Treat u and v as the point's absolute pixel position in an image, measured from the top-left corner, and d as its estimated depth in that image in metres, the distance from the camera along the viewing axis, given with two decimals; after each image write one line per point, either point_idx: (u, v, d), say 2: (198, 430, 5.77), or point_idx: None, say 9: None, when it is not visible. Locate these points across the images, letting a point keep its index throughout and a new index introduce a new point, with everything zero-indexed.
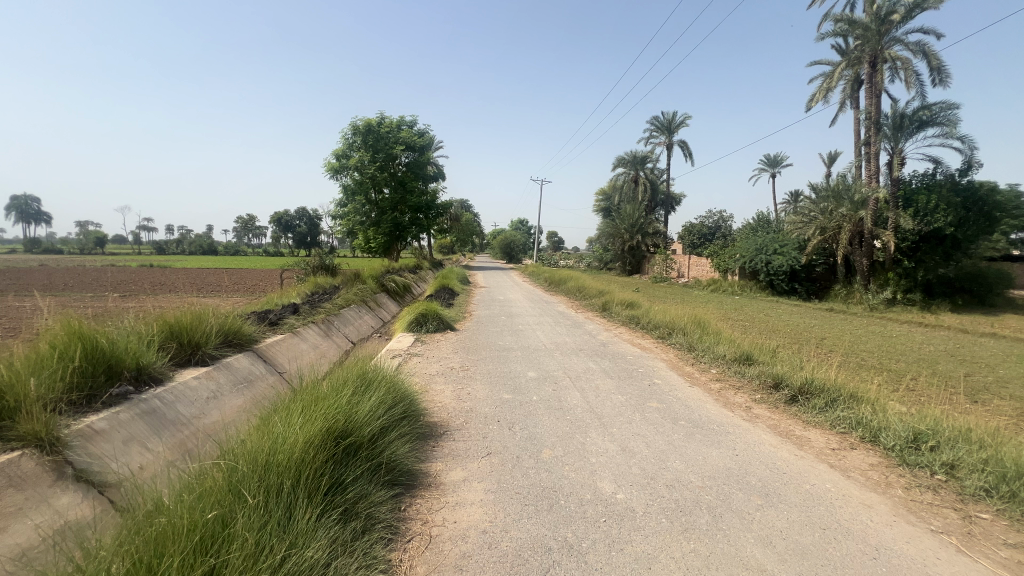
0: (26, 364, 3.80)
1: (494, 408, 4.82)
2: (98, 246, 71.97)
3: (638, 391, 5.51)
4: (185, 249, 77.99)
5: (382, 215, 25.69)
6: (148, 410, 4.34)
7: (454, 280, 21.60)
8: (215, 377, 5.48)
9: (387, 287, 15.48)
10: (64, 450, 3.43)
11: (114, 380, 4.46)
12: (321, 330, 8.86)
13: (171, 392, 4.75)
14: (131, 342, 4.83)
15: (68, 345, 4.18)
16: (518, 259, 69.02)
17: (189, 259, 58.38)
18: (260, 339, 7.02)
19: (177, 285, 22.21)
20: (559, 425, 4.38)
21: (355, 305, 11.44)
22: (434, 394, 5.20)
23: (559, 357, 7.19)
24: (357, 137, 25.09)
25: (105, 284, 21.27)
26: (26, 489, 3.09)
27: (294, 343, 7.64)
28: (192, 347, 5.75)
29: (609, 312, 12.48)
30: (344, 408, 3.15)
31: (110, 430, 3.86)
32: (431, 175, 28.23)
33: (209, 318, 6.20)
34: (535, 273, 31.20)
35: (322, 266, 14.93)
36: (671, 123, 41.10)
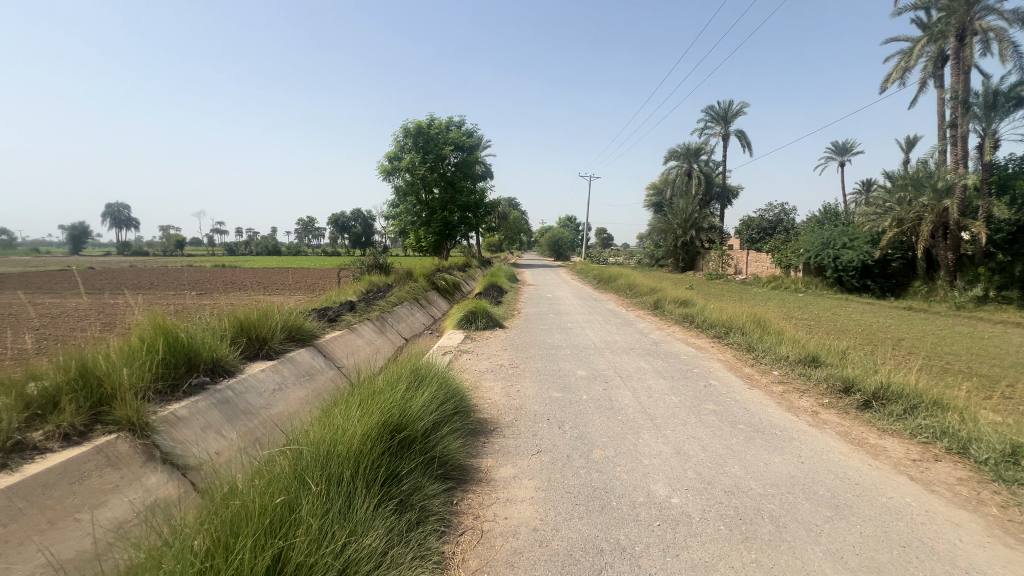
0: (120, 356, 4.22)
1: (543, 406, 4.81)
2: (177, 249, 78.69)
3: (693, 392, 5.31)
4: (253, 250, 83.51)
5: (432, 215, 26.31)
6: (222, 400, 4.70)
7: (503, 278, 21.75)
8: (280, 370, 5.82)
9: (438, 285, 15.83)
10: (152, 435, 3.81)
11: (193, 371, 4.86)
12: (376, 327, 9.20)
13: (241, 383, 5.11)
14: (207, 337, 5.25)
15: (154, 338, 4.61)
16: (567, 257, 68.57)
17: (256, 260, 62.80)
18: (321, 335, 7.40)
19: (246, 284, 23.83)
20: (610, 425, 4.30)
21: (407, 303, 11.79)
22: (484, 391, 5.27)
23: (609, 356, 7.07)
24: (408, 139, 25.82)
25: (184, 284, 23.20)
26: (121, 468, 3.48)
27: (351, 339, 7.99)
28: (260, 342, 6.16)
29: (662, 310, 12.13)
30: (399, 403, 3.24)
31: (189, 417, 4.22)
32: (479, 174, 28.55)
33: (274, 315, 6.61)
34: (584, 271, 30.82)
35: (376, 265, 15.49)
36: (728, 112, 39.27)
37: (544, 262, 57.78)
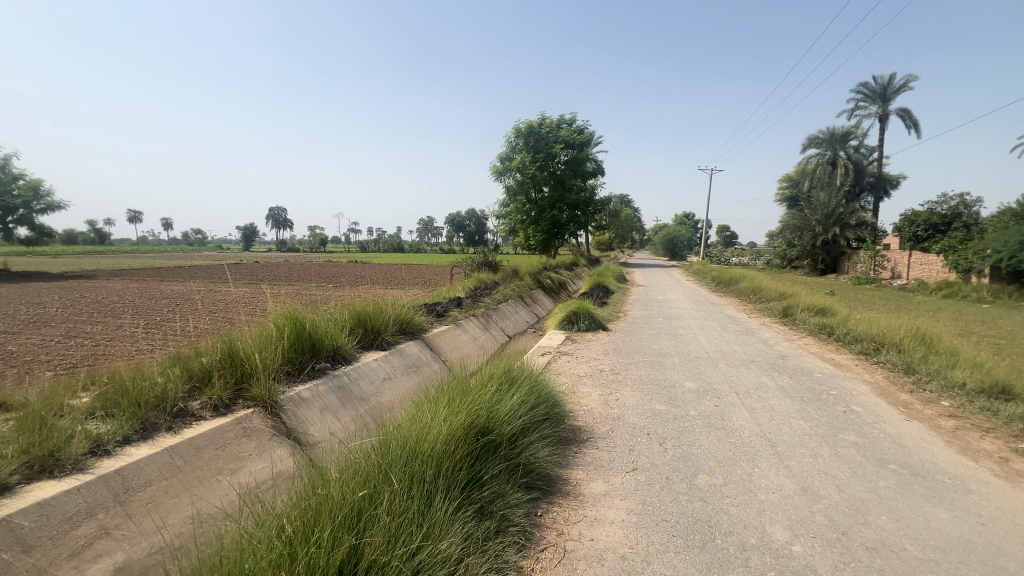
0: (259, 341, 4.86)
1: (643, 419, 4.46)
2: (321, 245, 90.14)
3: (828, 418, 4.51)
4: (382, 247, 92.35)
5: (541, 213, 26.43)
6: (339, 385, 5.15)
7: (611, 278, 21.02)
8: (391, 361, 6.23)
9: (543, 284, 15.85)
10: (280, 413, 4.32)
11: (317, 357, 5.42)
12: (481, 323, 9.45)
13: (357, 371, 5.57)
14: (330, 327, 5.82)
15: (286, 326, 5.23)
16: (683, 256, 64.46)
17: (382, 256, 69.33)
18: (429, 329, 7.80)
19: (373, 278, 26.34)
20: (720, 448, 3.81)
21: (512, 301, 11.96)
22: (581, 397, 5.06)
23: (724, 368, 6.36)
24: (520, 139, 26.24)
25: (323, 277, 26.43)
26: (255, 440, 3.99)
27: (457, 334, 8.31)
28: (375, 333, 6.67)
29: (792, 319, 10.70)
30: (486, 404, 3.20)
31: (312, 398, 4.71)
32: (590, 171, 27.97)
33: (389, 308, 7.13)
34: (701, 272, 28.61)
35: (485, 263, 15.99)
36: (888, 88, 33.46)
37: (657, 262, 55.03)
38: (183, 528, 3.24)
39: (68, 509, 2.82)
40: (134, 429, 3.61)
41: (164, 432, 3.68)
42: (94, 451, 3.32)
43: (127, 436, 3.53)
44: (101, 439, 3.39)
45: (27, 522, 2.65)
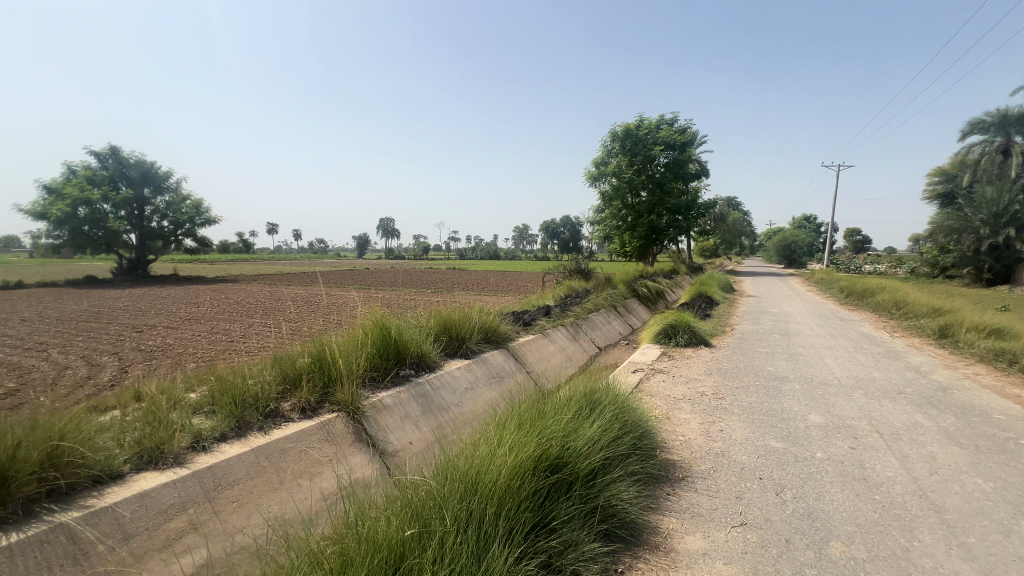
0: (347, 346, 4.96)
1: (755, 458, 3.74)
2: (423, 253, 96.19)
3: (1021, 480, 3.40)
4: (479, 255, 95.98)
5: (638, 218, 25.19)
6: (420, 393, 5.09)
7: (716, 287, 19.25)
8: (474, 370, 6.08)
9: (639, 293, 14.96)
10: (362, 419, 4.29)
11: (402, 364, 5.45)
12: (569, 333, 9.04)
13: (439, 379, 5.48)
14: (415, 334, 5.84)
15: (373, 332, 5.32)
16: (803, 263, 57.67)
17: (479, 263, 71.71)
18: (514, 338, 7.56)
19: (468, 285, 27.11)
20: (861, 507, 3.01)
21: (604, 310, 11.35)
22: (677, 425, 4.43)
23: (860, 399, 5.25)
24: (616, 143, 25.37)
25: (423, 283, 27.83)
26: (335, 445, 3.97)
27: (544, 345, 7.97)
28: (460, 340, 6.60)
29: (952, 340, 8.75)
30: (561, 433, 2.84)
31: (393, 406, 4.68)
32: (693, 173, 26.06)
33: (474, 316, 7.03)
34: (825, 281, 25.16)
35: (577, 270, 15.53)
36: None
37: (771, 270, 49.86)
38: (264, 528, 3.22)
39: (163, 501, 2.87)
40: (231, 427, 3.74)
41: (254, 432, 3.76)
42: (194, 446, 3.43)
43: (224, 434, 3.65)
44: (200, 435, 3.52)
45: (127, 512, 2.73)
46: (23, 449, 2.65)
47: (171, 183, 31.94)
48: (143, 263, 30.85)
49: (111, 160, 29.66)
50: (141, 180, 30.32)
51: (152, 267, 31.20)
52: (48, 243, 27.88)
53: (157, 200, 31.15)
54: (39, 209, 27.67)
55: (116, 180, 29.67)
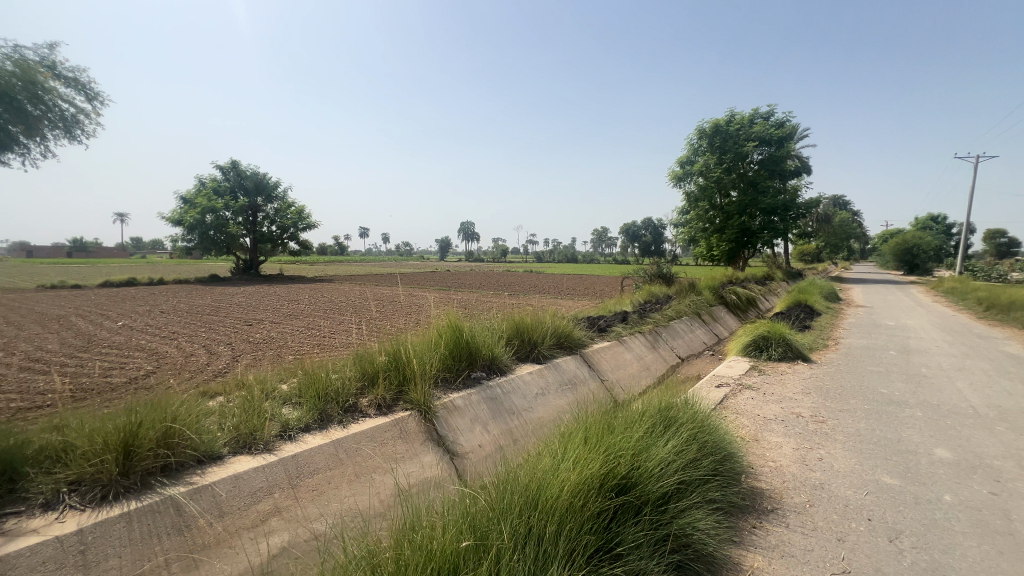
0: (421, 347, 5.11)
1: (863, 495, 3.24)
2: (501, 256, 98.40)
3: None
4: (556, 257, 96.03)
5: (727, 220, 23.53)
6: (491, 396, 5.09)
7: (818, 295, 17.37)
8: (545, 375, 5.97)
9: (726, 299, 13.93)
10: (433, 419, 4.36)
11: (473, 366, 5.50)
12: (648, 341, 8.61)
13: (510, 383, 5.45)
14: (487, 337, 5.88)
15: (445, 335, 5.44)
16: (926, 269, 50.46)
17: (556, 266, 71.77)
18: (589, 344, 7.34)
19: (545, 289, 27.07)
20: (1006, 568, 2.47)
21: (686, 318, 10.70)
22: (767, 449, 3.99)
23: (1005, 434, 4.38)
24: (703, 141, 23.95)
25: (500, 286, 28.29)
26: (408, 443, 4.03)
27: (620, 352, 7.65)
28: (532, 345, 6.54)
29: None
30: (628, 452, 2.69)
31: (464, 407, 4.71)
32: (792, 169, 23.80)
33: (547, 320, 6.95)
34: (957, 291, 21.71)
35: (658, 274, 14.85)
36: None
37: (886, 276, 44.16)
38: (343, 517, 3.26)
39: (255, 484, 3.02)
40: (314, 419, 3.98)
41: (334, 426, 3.97)
42: (281, 435, 3.68)
43: (308, 425, 3.89)
44: (288, 424, 3.77)
45: (223, 491, 2.87)
46: (143, 427, 2.93)
47: (280, 191, 35.49)
48: (255, 263, 34.65)
49: (232, 173, 33.76)
50: (255, 190, 34.02)
51: (262, 267, 34.93)
52: (182, 245, 32.36)
53: (268, 207, 34.74)
54: (176, 217, 32.20)
55: (236, 191, 33.68)
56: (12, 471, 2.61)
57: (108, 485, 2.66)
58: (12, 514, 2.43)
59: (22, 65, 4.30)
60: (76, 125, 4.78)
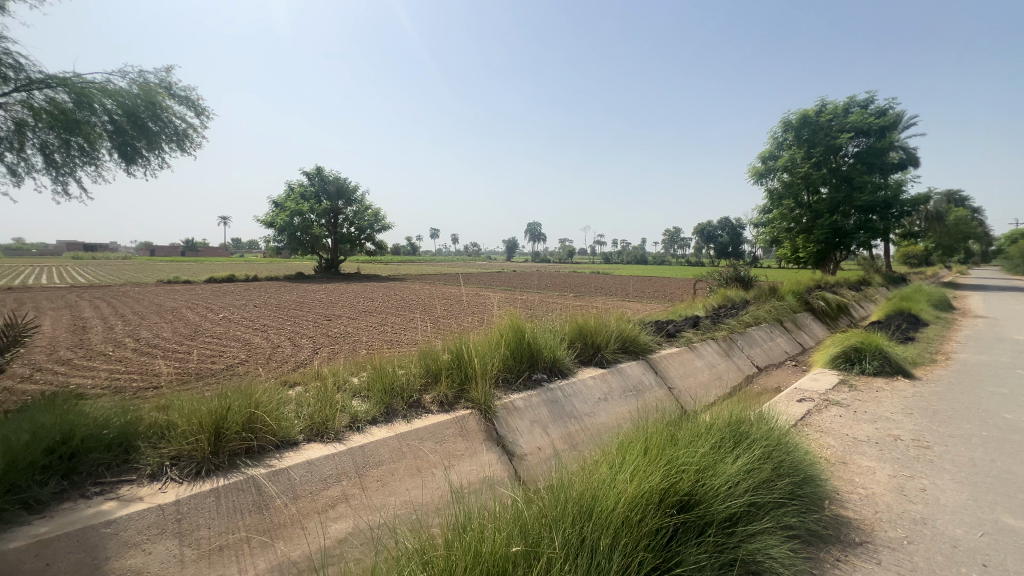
0: (483, 347, 5.18)
1: (976, 536, 2.81)
2: (568, 257, 97.76)
3: None
4: (624, 259, 93.62)
5: (815, 219, 21.55)
6: (551, 399, 5.03)
7: (925, 303, 15.43)
8: (609, 380, 5.81)
9: (812, 306, 12.79)
10: (493, 419, 4.39)
11: (534, 367, 5.48)
12: (721, 349, 8.11)
13: (571, 387, 5.35)
14: (549, 340, 5.83)
15: (507, 336, 5.48)
16: None
17: (625, 267, 69.94)
18: (655, 350, 7.04)
19: (612, 291, 26.49)
20: None
21: (765, 325, 9.95)
22: (856, 474, 3.59)
23: None
24: (789, 134, 22.14)
25: (565, 287, 28.05)
26: (468, 441, 4.09)
27: (689, 359, 7.27)
28: (595, 348, 6.40)
29: None
30: (690, 468, 2.57)
31: (524, 409, 4.70)
32: (896, 162, 21.23)
33: (611, 324, 6.76)
34: None
35: (735, 278, 13.96)
36: None
37: (1015, 283, 38.18)
38: (405, 508, 3.36)
39: (326, 470, 3.20)
40: (380, 413, 4.16)
41: (398, 419, 4.13)
42: (351, 426, 3.88)
43: (375, 417, 4.08)
44: (357, 416, 3.97)
45: (297, 475, 3.05)
46: (231, 412, 3.22)
47: (358, 195, 37.68)
48: (336, 263, 37.13)
49: (317, 179, 36.45)
50: (336, 194, 36.40)
51: (342, 266, 37.31)
52: (274, 246, 35.44)
53: (348, 210, 37.03)
54: (269, 219, 35.29)
55: (320, 195, 36.31)
56: (127, 444, 2.96)
57: (201, 462, 2.95)
58: (125, 481, 2.74)
59: (145, 87, 4.88)
60: (187, 138, 5.36)
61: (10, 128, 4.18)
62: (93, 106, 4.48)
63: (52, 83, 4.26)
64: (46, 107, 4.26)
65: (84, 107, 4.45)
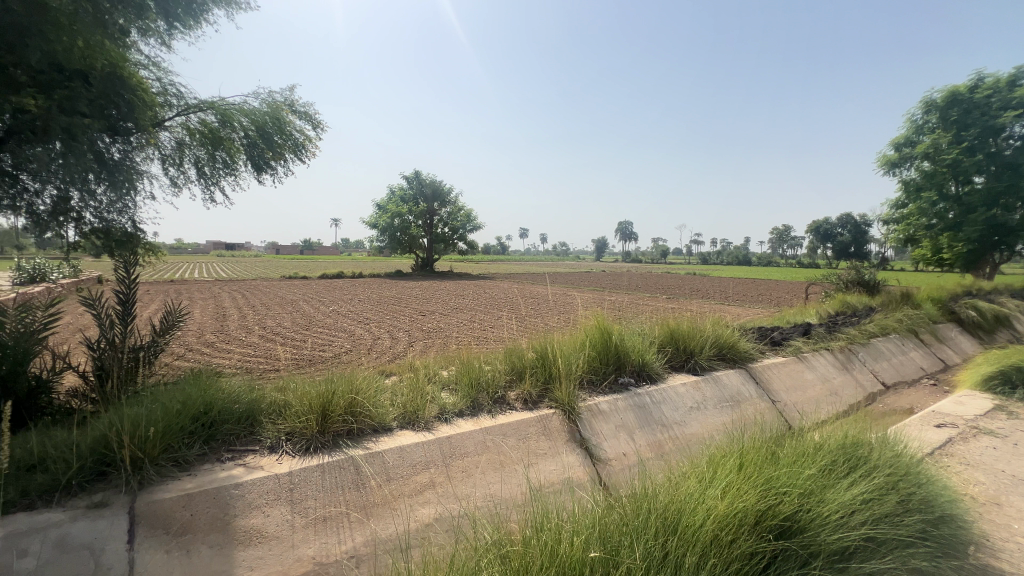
0: (568, 348, 5.15)
1: None
2: (662, 256, 93.77)
3: None
4: (725, 259, 87.42)
5: (966, 216, 17.48)
6: (638, 404, 4.83)
7: None
8: (702, 388, 5.44)
9: (960, 316, 10.86)
10: (577, 420, 4.33)
11: (621, 371, 5.31)
12: (837, 361, 7.22)
13: (661, 393, 5.09)
14: (638, 343, 5.61)
15: (593, 339, 5.39)
16: None
17: (725, 268, 65.26)
18: (757, 358, 6.47)
19: (709, 293, 24.85)
20: None
21: (896, 336, 8.67)
22: (1014, 518, 2.98)
23: None
24: (933, 115, 18.30)
25: (658, 288, 26.88)
26: (551, 440, 4.08)
27: (798, 370, 6.57)
28: (688, 354, 6.03)
29: None
30: (788, 492, 2.36)
31: (609, 412, 4.57)
32: None
33: (706, 330, 6.34)
34: None
35: (858, 282, 12.34)
36: None
37: None
38: (487, 501, 3.43)
39: (415, 457, 3.39)
40: (467, 406, 4.30)
41: (483, 413, 4.23)
42: (439, 417, 4.06)
43: (461, 411, 4.23)
44: (445, 409, 4.15)
45: (390, 459, 3.27)
46: (336, 396, 3.55)
47: (452, 196, 39.44)
48: (431, 261, 39.27)
49: (416, 182, 38.85)
50: (432, 196, 38.40)
51: (437, 264, 39.28)
52: (377, 245, 38.43)
53: (442, 210, 38.91)
54: (373, 221, 38.30)
55: (418, 198, 38.62)
56: (252, 419, 3.40)
57: (310, 439, 3.28)
58: (250, 450, 3.14)
59: (273, 105, 5.56)
60: (305, 149, 5.99)
61: (173, 146, 4.98)
62: (233, 125, 5.19)
63: (204, 106, 5.01)
64: (199, 127, 5.03)
65: (227, 126, 5.18)
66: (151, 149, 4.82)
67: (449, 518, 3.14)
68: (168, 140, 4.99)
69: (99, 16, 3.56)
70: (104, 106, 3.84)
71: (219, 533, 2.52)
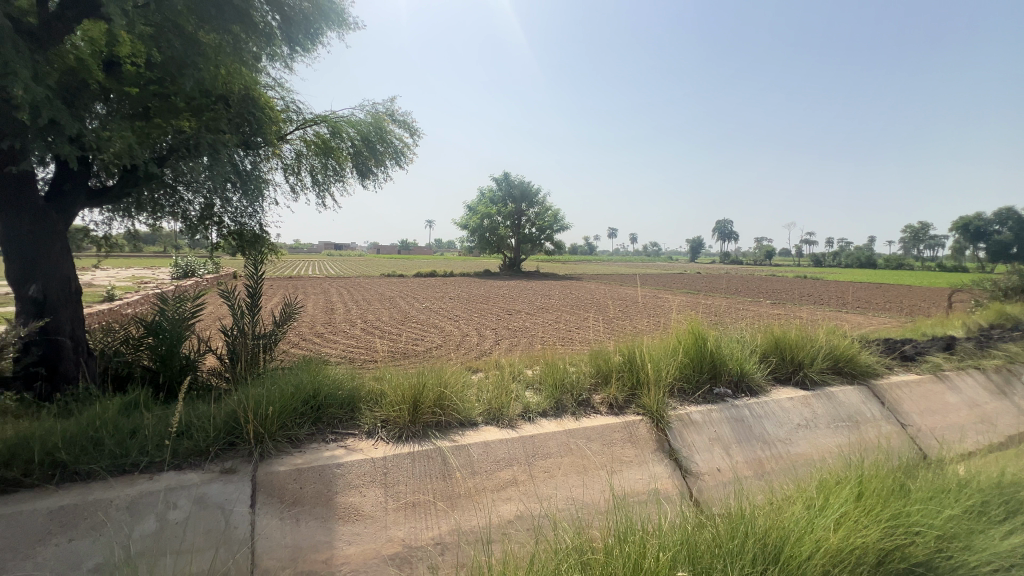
0: (657, 353, 4.92)
1: None
2: (766, 257, 86.25)
3: None
4: (843, 260, 78.10)
5: None
6: (736, 417, 4.46)
7: None
8: (813, 404, 4.88)
9: None
10: (666, 429, 4.09)
11: (716, 380, 4.95)
12: (991, 381, 6.07)
13: (762, 406, 4.65)
14: (736, 351, 5.20)
15: (685, 345, 5.11)
16: None
17: (843, 271, 58.13)
18: (883, 374, 5.66)
19: (823, 298, 22.34)
20: None
21: None
22: None
23: None
24: None
25: (761, 292, 24.74)
26: (637, 448, 3.91)
27: (938, 391, 5.63)
28: (795, 366, 5.45)
29: None
30: (915, 530, 2.05)
31: (702, 423, 4.27)
32: None
33: (818, 340, 5.70)
34: None
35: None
36: None
37: None
38: (570, 505, 3.36)
39: (499, 454, 3.44)
40: (551, 406, 4.27)
41: (567, 415, 4.17)
42: (524, 416, 4.08)
43: (546, 411, 4.21)
44: (529, 408, 4.15)
45: (474, 453, 3.36)
46: (426, 389, 3.73)
47: (540, 197, 39.65)
48: (518, 262, 39.87)
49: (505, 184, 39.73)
50: (521, 197, 38.98)
51: (524, 265, 39.75)
52: (467, 246, 39.91)
53: (530, 211, 39.36)
54: (464, 223, 39.82)
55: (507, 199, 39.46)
56: (354, 405, 3.69)
57: (402, 428, 3.48)
58: (351, 434, 3.41)
59: (376, 116, 5.98)
60: (403, 155, 6.38)
61: (293, 157, 5.59)
62: (342, 136, 5.66)
63: (318, 120, 5.54)
64: (314, 139, 5.57)
65: (337, 137, 5.68)
66: (275, 160, 5.45)
67: (531, 518, 3.12)
68: (289, 151, 5.61)
69: (238, 47, 4.07)
70: (239, 124, 4.46)
71: (324, 507, 2.77)
